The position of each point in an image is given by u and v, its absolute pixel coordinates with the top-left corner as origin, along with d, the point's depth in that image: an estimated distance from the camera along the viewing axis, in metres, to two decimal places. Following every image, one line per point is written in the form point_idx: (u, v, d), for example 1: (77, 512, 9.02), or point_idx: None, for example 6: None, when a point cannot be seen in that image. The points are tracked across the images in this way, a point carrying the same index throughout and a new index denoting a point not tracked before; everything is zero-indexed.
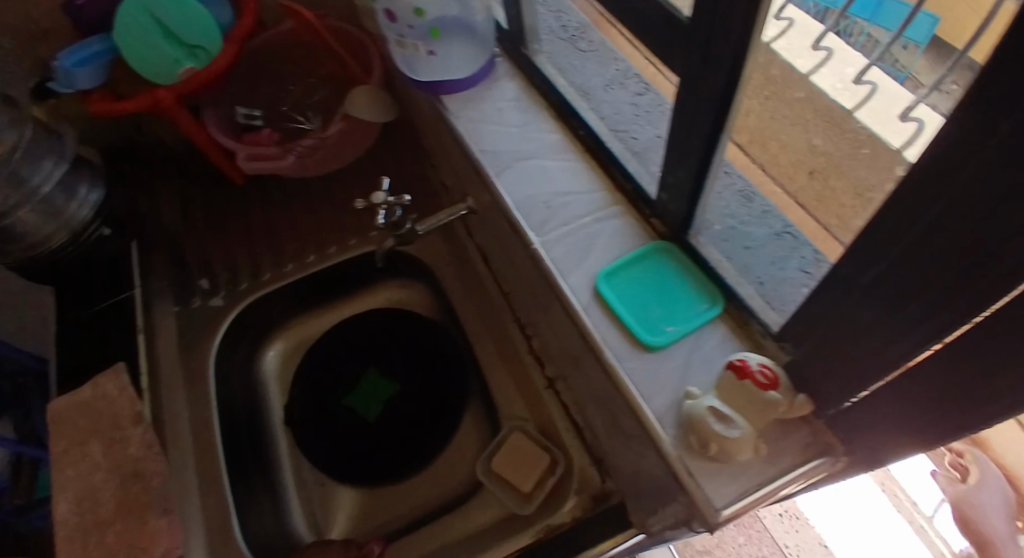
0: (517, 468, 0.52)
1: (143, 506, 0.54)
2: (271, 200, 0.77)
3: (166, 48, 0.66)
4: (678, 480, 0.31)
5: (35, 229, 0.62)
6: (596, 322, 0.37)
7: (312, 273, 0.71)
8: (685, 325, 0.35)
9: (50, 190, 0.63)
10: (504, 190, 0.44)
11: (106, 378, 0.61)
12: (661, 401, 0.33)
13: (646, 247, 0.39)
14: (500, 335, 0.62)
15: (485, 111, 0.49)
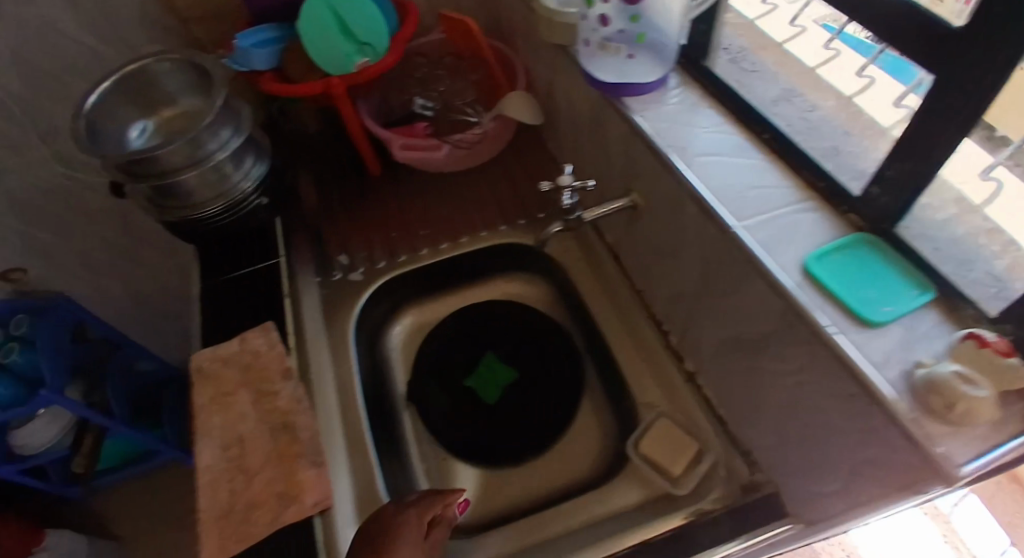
0: (668, 452, 0.53)
1: (296, 456, 0.55)
2: (402, 188, 0.81)
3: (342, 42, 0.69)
4: (919, 439, 0.33)
5: (202, 189, 0.66)
6: (812, 298, 0.39)
7: (442, 258, 0.74)
8: (902, 307, 0.38)
9: (223, 157, 0.65)
10: (700, 181, 0.46)
11: (254, 335, 0.63)
12: (890, 370, 0.35)
13: (852, 238, 0.42)
14: (632, 328, 0.64)
15: (667, 113, 0.52)
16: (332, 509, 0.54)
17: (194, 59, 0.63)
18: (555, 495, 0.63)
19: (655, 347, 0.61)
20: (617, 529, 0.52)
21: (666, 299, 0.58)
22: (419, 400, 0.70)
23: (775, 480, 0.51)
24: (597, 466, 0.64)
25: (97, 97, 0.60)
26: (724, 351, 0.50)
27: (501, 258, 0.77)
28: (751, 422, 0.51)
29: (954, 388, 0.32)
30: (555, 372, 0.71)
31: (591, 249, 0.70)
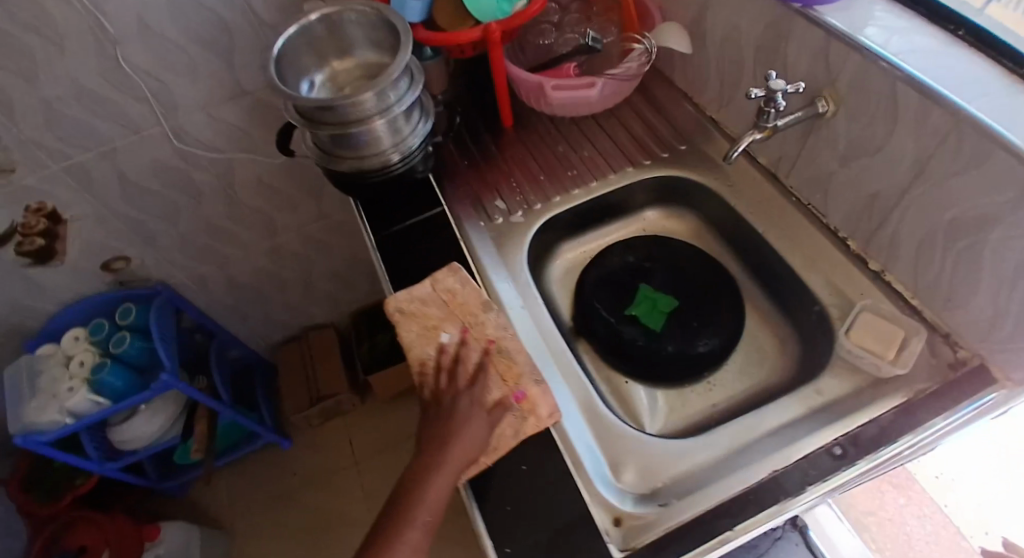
0: (879, 338, 0.56)
1: (518, 375, 0.57)
2: (539, 135, 0.84)
3: None
4: None
5: (377, 140, 0.68)
6: None
7: (597, 196, 0.77)
8: None
9: (399, 111, 0.66)
10: (911, 67, 0.50)
11: (445, 274, 0.65)
12: None
13: None
14: (802, 236, 0.67)
15: (863, 19, 0.55)
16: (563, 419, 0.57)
17: (377, 11, 0.63)
18: (746, 400, 0.65)
19: (833, 252, 0.65)
20: (837, 414, 0.54)
21: (850, 201, 0.62)
22: (588, 332, 0.73)
23: (981, 352, 0.54)
24: (782, 368, 0.65)
25: (283, 42, 0.62)
26: (932, 237, 0.54)
27: (647, 192, 0.79)
28: (958, 301, 0.54)
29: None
30: (717, 291, 0.72)
31: (746, 174, 0.73)
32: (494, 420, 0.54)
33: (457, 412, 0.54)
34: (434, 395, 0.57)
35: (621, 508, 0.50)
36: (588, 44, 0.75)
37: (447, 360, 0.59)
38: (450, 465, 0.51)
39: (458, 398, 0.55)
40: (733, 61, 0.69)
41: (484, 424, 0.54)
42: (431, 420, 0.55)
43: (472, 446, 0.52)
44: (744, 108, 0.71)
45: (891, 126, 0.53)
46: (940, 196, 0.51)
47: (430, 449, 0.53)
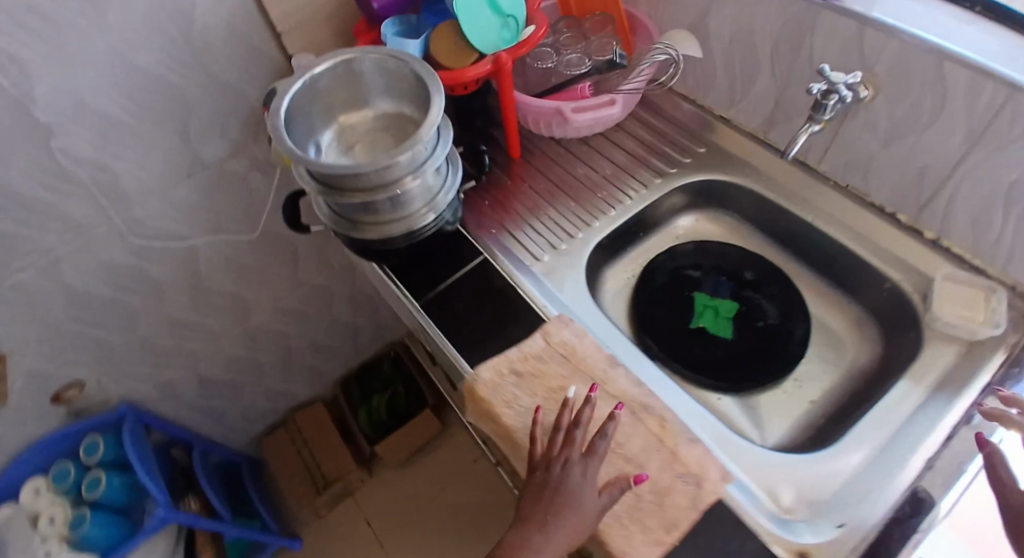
0: (965, 303, 0.57)
1: (672, 432, 0.53)
2: (552, 159, 0.80)
3: (492, 18, 0.67)
4: None
5: (410, 199, 0.60)
6: None
7: (634, 212, 0.74)
8: None
9: (433, 165, 0.58)
10: (964, 46, 0.51)
11: (561, 323, 0.60)
12: None
13: None
14: (850, 216, 0.68)
15: (884, 5, 0.56)
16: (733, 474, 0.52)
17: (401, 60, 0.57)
18: (842, 388, 0.64)
19: (885, 227, 0.65)
20: (956, 387, 0.54)
21: (895, 177, 0.62)
22: (662, 356, 0.68)
23: None
24: (866, 347, 0.65)
25: (289, 101, 0.55)
26: (993, 199, 0.54)
27: (678, 199, 0.78)
28: None
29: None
30: (778, 285, 0.72)
31: (778, 167, 0.73)
32: (606, 501, 0.47)
33: (571, 482, 0.47)
34: (543, 455, 0.49)
35: (809, 542, 0.47)
36: (614, 60, 0.71)
37: (567, 417, 0.50)
38: (557, 543, 0.45)
39: (571, 467, 0.47)
40: (744, 59, 0.69)
41: (600, 506, 0.46)
42: (535, 483, 0.48)
43: (584, 524, 0.45)
44: (762, 103, 0.71)
45: (938, 107, 0.54)
46: (999, 161, 0.52)
47: (532, 519, 0.46)
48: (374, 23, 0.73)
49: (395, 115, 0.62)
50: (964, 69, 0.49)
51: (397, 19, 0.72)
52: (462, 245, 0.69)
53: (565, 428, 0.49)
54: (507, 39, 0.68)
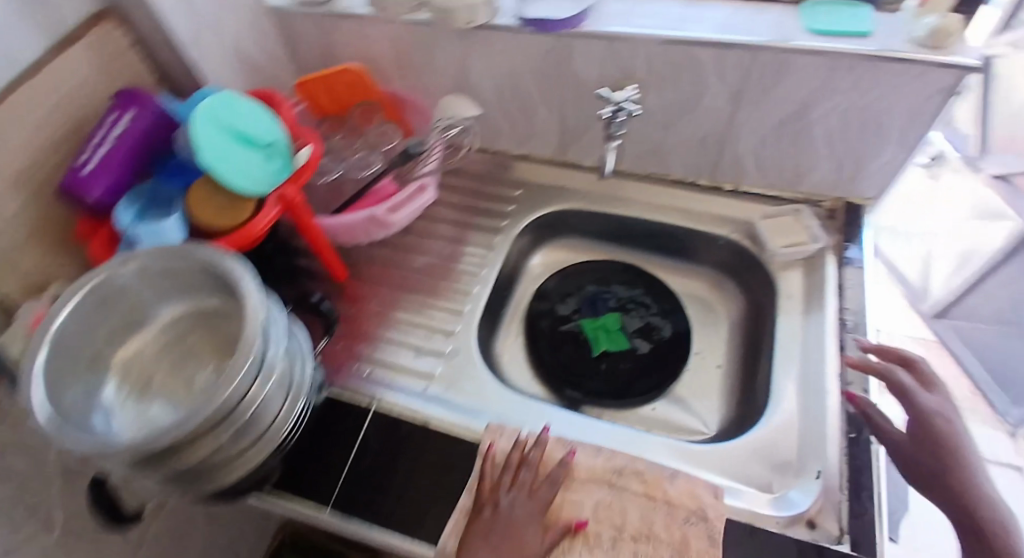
0: (789, 231, 0.66)
1: (657, 480, 0.51)
2: (384, 265, 0.73)
3: (253, 154, 0.57)
4: (948, 62, 0.50)
5: (275, 405, 0.47)
6: (841, 43, 0.53)
7: (491, 279, 0.72)
8: (865, 20, 0.54)
9: (281, 352, 0.46)
10: (699, 30, 0.57)
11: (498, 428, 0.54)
12: (901, 47, 0.52)
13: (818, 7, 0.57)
14: (665, 196, 0.74)
15: (619, 15, 0.61)
16: (720, 484, 0.52)
17: (175, 253, 0.47)
18: (737, 341, 0.70)
19: (698, 194, 0.73)
20: (818, 297, 0.62)
21: (685, 153, 0.69)
22: (589, 400, 0.67)
23: (837, 195, 0.67)
24: (734, 298, 0.73)
25: (39, 384, 0.40)
26: (767, 140, 0.64)
27: (521, 244, 0.77)
28: (808, 171, 0.66)
29: (953, 21, 0.50)
30: (641, 280, 0.76)
31: (588, 180, 0.77)
32: (550, 543, 0.47)
33: (519, 520, 0.46)
34: (486, 495, 0.48)
35: (811, 507, 0.49)
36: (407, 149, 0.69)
37: (518, 455, 0.51)
38: None
39: (516, 504, 0.47)
40: (521, 97, 0.71)
41: (542, 549, 0.46)
42: (481, 521, 0.46)
43: None
44: (550, 129, 0.74)
45: (700, 85, 0.61)
46: (760, 111, 0.61)
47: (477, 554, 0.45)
48: (102, 213, 0.57)
49: (196, 315, 0.51)
50: (707, 48, 0.56)
51: (128, 193, 0.57)
52: (343, 409, 0.58)
53: (524, 456, 0.51)
54: (282, 166, 0.59)
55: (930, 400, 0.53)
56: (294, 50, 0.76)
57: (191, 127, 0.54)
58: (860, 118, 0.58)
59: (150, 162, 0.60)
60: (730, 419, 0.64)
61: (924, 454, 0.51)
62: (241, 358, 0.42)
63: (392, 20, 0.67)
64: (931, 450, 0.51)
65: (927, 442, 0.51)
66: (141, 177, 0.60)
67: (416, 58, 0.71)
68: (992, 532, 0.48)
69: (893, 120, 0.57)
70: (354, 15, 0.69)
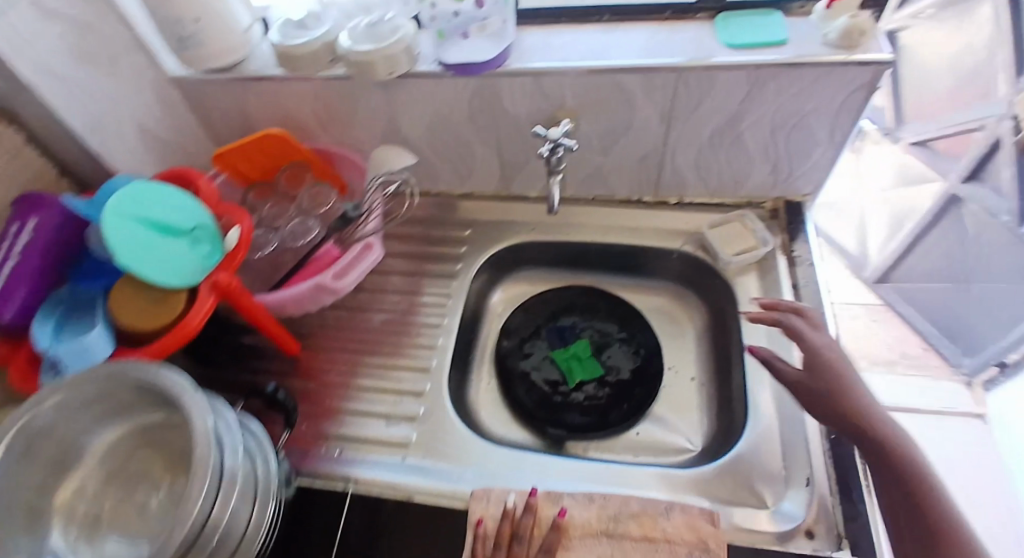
0: (737, 238, 0.67)
1: (654, 519, 0.49)
2: (340, 332, 0.69)
3: (179, 244, 0.53)
4: (862, 61, 0.52)
5: (244, 515, 0.43)
6: (759, 55, 0.55)
7: (454, 327, 0.69)
8: (779, 28, 0.56)
9: (239, 457, 0.42)
10: (622, 57, 0.58)
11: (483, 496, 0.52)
12: (817, 50, 0.53)
13: (732, 20, 0.58)
14: (614, 217, 0.73)
15: (540, 49, 0.60)
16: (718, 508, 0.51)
17: (103, 375, 0.42)
18: (706, 350, 0.70)
19: (646, 210, 0.73)
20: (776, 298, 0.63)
21: (626, 173, 0.69)
22: (572, 435, 0.65)
23: (777, 196, 0.69)
24: (696, 307, 0.73)
25: None
26: (704, 152, 0.65)
27: (479, 285, 0.75)
28: (747, 177, 0.67)
29: (864, 20, 0.51)
30: (604, 301, 0.75)
31: (535, 211, 0.76)
32: None
33: None
34: None
35: (807, 517, 0.49)
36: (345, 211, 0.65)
37: (509, 528, 0.48)
38: None
39: None
40: (456, 139, 0.69)
41: None
42: None
43: None
44: (489, 166, 0.73)
45: (631, 108, 0.61)
46: (693, 126, 0.62)
47: None
48: (18, 332, 0.52)
49: (146, 437, 0.47)
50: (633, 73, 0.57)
51: (40, 305, 0.51)
52: (321, 495, 0.54)
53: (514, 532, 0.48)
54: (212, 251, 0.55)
55: (819, 338, 0.54)
56: (208, 120, 0.72)
57: (105, 227, 0.48)
58: (788, 122, 0.59)
59: (63, 266, 0.54)
60: (715, 432, 0.63)
61: (814, 385, 0.52)
62: (199, 475, 0.38)
63: (309, 79, 0.64)
64: (816, 379, 0.52)
65: (818, 373, 0.52)
66: (56, 284, 0.54)
67: (342, 113, 0.69)
68: (896, 460, 0.46)
69: (818, 122, 0.58)
70: (267, 77, 0.65)
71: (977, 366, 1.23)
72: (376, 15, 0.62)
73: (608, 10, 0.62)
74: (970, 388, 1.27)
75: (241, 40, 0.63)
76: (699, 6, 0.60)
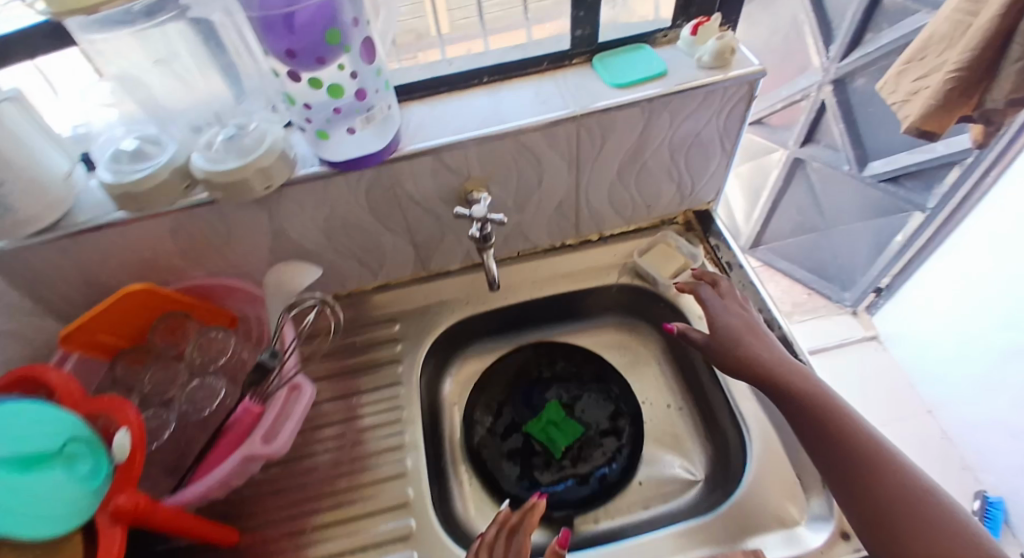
0: (666, 259, 0.69)
1: None
2: (283, 493, 0.58)
3: (58, 475, 0.41)
4: (740, 77, 0.55)
5: None
6: (646, 89, 0.56)
7: (418, 440, 0.60)
8: (654, 60, 0.58)
9: None
10: (519, 117, 0.56)
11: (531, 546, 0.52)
12: (697, 74, 0.56)
13: (607, 60, 0.60)
14: (543, 269, 0.71)
15: (432, 124, 0.56)
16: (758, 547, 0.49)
17: None
18: (673, 373, 0.69)
19: (572, 255, 0.71)
20: None
21: (545, 224, 0.68)
22: (577, 510, 0.60)
23: (685, 209, 0.72)
24: (647, 335, 0.72)
25: None
26: (615, 186, 0.65)
27: (427, 381, 0.68)
28: (657, 201, 0.69)
29: (730, 40, 0.55)
30: (557, 356, 0.71)
31: (461, 284, 0.71)
32: None
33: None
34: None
35: (837, 518, 0.49)
36: (262, 362, 0.52)
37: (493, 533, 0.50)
38: None
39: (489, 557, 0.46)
40: (359, 235, 0.62)
41: None
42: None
43: None
44: (402, 253, 0.66)
45: (538, 162, 0.59)
46: (600, 165, 0.61)
47: None
48: None
49: None
50: (534, 131, 0.55)
51: None
52: None
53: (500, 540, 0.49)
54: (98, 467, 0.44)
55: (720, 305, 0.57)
56: (30, 292, 0.57)
57: None
58: (684, 141, 0.61)
59: None
60: (713, 455, 0.61)
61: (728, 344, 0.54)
62: None
63: (164, 214, 0.53)
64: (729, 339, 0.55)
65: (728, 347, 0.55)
66: None
67: (214, 240, 0.58)
68: (835, 420, 0.48)
69: (710, 138, 0.62)
70: (107, 224, 0.53)
71: (858, 297, 1.41)
72: (233, 125, 0.51)
73: (486, 72, 0.60)
74: (857, 315, 1.46)
75: (64, 191, 0.51)
76: (572, 52, 0.61)
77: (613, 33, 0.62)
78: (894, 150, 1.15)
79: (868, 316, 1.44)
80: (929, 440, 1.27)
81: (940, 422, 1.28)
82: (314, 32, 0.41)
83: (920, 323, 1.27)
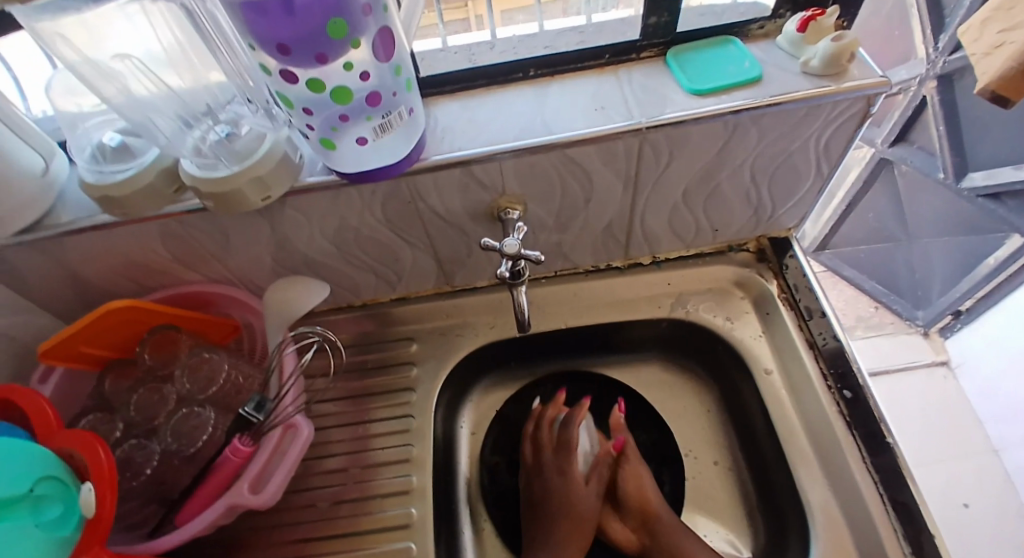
0: (720, 304, 0.61)
1: None
2: (279, 530, 0.53)
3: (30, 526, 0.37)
4: (859, 89, 0.43)
5: None
6: (732, 99, 0.44)
7: (429, 486, 0.54)
8: (746, 61, 0.46)
9: None
10: (569, 125, 0.45)
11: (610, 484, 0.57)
12: (803, 83, 0.44)
13: (684, 57, 0.48)
14: (584, 293, 0.62)
15: (465, 128, 0.47)
16: None
17: None
18: (725, 425, 0.61)
19: (618, 280, 0.62)
20: (796, 361, 0.56)
21: (590, 244, 0.58)
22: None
23: (758, 235, 0.61)
24: (696, 378, 0.63)
25: None
26: (676, 208, 0.54)
27: (443, 412, 0.61)
28: (725, 226, 0.58)
29: (850, 42, 0.43)
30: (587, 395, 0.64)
31: (488, 304, 0.63)
32: None
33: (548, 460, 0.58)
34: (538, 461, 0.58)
35: None
36: (246, 410, 0.46)
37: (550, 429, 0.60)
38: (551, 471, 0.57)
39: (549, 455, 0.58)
40: (376, 247, 0.54)
41: None
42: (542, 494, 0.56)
43: None
44: (423, 267, 0.58)
45: (589, 181, 0.49)
46: (661, 186, 0.51)
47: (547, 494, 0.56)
48: None
49: None
50: (589, 145, 0.45)
51: None
52: None
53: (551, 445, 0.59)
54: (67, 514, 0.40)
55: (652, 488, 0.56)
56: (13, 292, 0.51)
57: None
58: (765, 163, 0.50)
59: None
60: (765, 533, 0.54)
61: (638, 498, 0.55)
62: None
63: (149, 218, 0.46)
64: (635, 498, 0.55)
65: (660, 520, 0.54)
66: None
67: (211, 246, 0.51)
68: None
69: (803, 158, 0.50)
70: (88, 226, 0.46)
71: (931, 317, 1.26)
72: (228, 122, 0.44)
73: (534, 63, 0.49)
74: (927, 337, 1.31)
75: (42, 188, 0.45)
76: (641, 44, 0.49)
77: (698, 19, 0.50)
78: (996, 162, 0.93)
79: (940, 340, 1.29)
80: (993, 482, 1.15)
81: (1006, 465, 1.16)
82: (311, 20, 0.31)
83: (999, 354, 1.14)
